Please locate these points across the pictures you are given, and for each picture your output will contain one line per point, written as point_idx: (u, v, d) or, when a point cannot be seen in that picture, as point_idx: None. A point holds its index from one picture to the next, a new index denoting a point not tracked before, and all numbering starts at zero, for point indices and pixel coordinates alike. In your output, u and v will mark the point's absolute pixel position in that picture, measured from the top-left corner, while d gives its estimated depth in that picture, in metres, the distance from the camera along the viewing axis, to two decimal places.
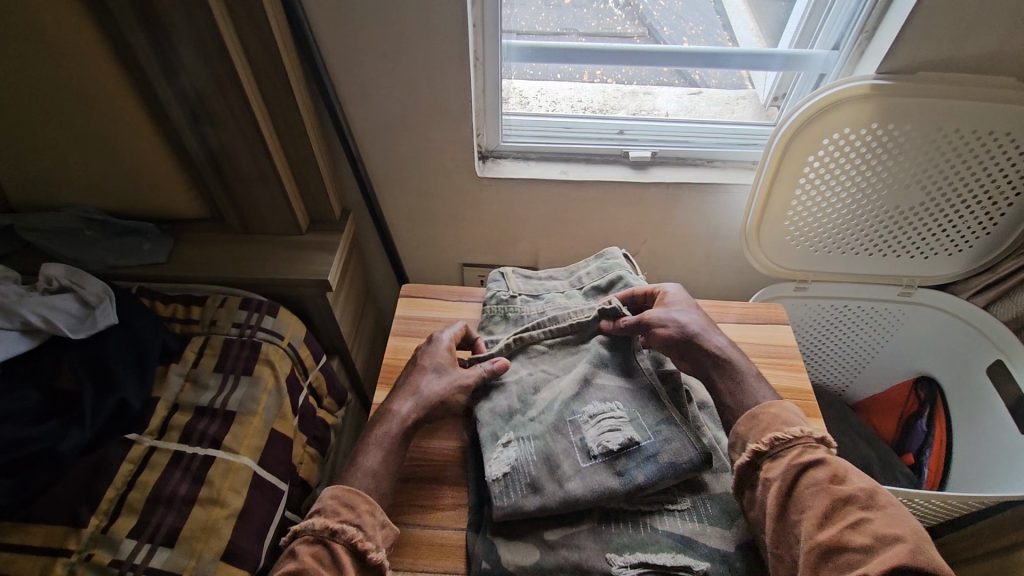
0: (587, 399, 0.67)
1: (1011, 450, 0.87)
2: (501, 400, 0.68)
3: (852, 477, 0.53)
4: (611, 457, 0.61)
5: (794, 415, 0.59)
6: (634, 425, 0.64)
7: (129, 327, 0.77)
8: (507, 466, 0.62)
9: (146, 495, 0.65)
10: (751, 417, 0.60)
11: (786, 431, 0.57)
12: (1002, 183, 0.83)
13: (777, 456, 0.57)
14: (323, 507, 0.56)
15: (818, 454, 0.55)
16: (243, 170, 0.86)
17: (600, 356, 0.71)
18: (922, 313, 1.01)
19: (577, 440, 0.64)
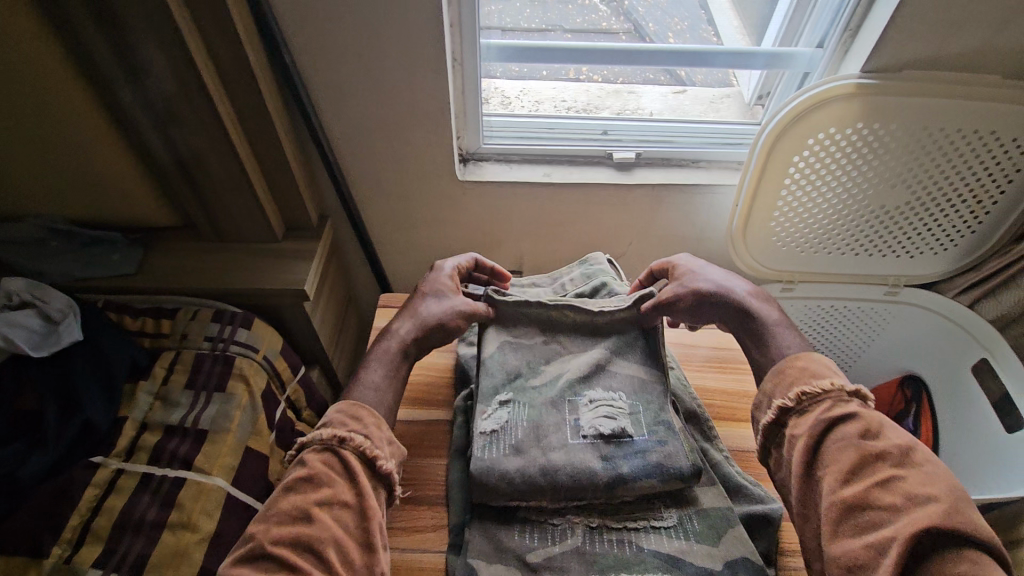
0: (595, 385, 0.65)
1: (999, 448, 0.88)
2: (507, 359, 0.68)
3: (885, 432, 0.53)
4: (602, 443, 0.60)
5: (825, 369, 0.58)
6: (632, 419, 0.63)
7: (95, 344, 0.74)
8: (496, 424, 0.62)
9: (113, 522, 0.62)
10: (779, 373, 0.60)
11: (814, 385, 0.57)
12: (988, 182, 0.83)
13: (804, 412, 0.57)
14: (330, 419, 0.57)
15: (850, 407, 0.55)
16: (214, 177, 0.82)
17: (620, 343, 0.69)
18: (911, 313, 1.00)
19: (572, 421, 0.62)
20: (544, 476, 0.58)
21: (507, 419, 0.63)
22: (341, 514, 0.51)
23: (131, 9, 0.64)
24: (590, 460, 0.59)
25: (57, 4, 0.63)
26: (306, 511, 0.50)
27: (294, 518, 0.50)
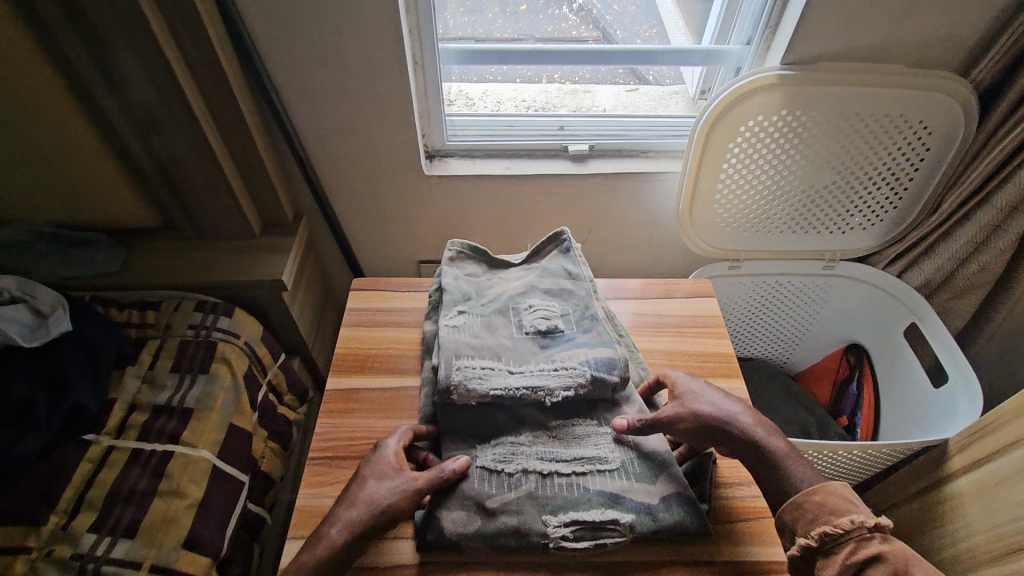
0: (532, 294, 0.76)
1: (927, 403, 0.95)
2: (461, 285, 0.77)
3: (913, 571, 0.47)
4: (540, 335, 0.71)
5: (842, 501, 0.52)
6: (564, 318, 0.73)
7: (83, 334, 0.78)
8: (456, 322, 0.72)
9: (105, 492, 0.67)
10: (796, 506, 0.54)
11: (836, 524, 0.51)
12: (903, 161, 0.92)
13: (828, 552, 0.51)
14: None
15: (874, 548, 0.49)
16: (193, 176, 0.88)
17: (551, 267, 0.80)
18: (845, 285, 1.09)
19: (516, 321, 0.73)
20: (498, 355, 0.68)
21: (463, 324, 0.72)
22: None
23: (111, 22, 0.70)
24: (534, 348, 0.70)
25: (43, 18, 0.69)
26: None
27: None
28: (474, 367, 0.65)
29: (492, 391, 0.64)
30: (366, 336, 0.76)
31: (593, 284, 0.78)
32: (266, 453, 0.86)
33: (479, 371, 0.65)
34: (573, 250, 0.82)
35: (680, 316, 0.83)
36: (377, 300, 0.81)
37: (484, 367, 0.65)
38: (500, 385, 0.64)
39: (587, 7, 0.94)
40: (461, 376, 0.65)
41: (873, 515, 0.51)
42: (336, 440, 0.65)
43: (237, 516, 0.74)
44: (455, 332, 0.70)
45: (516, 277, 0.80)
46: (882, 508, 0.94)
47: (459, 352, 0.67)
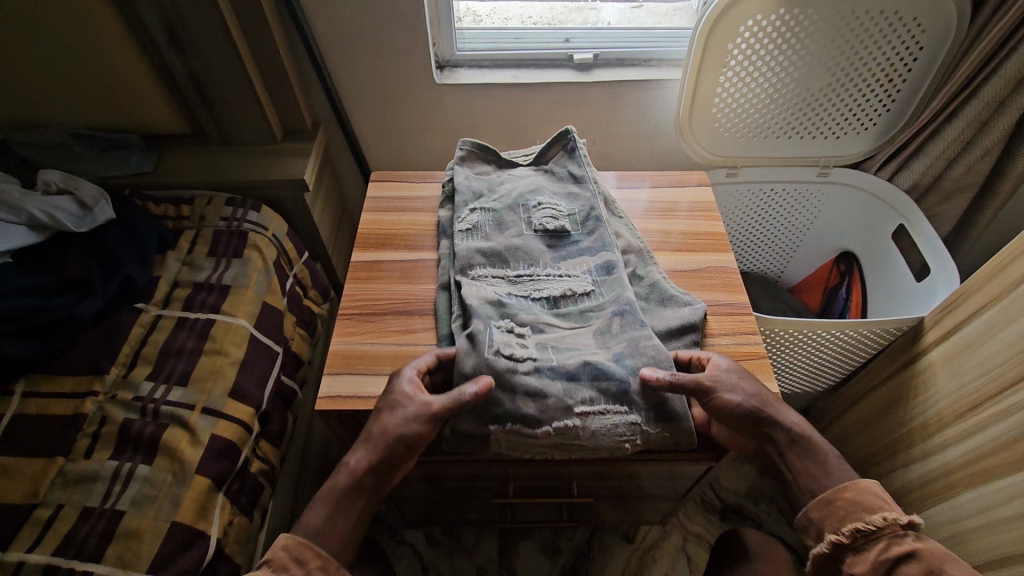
0: (542, 193, 0.80)
1: (912, 298, 1.02)
2: (472, 184, 0.82)
3: (944, 567, 0.50)
4: (548, 235, 0.77)
5: (877, 499, 0.55)
6: (571, 219, 0.78)
7: (126, 221, 0.86)
8: (470, 223, 0.77)
9: (157, 350, 0.75)
10: (826, 503, 0.56)
11: (868, 522, 0.53)
12: (896, 61, 0.95)
13: (860, 548, 0.54)
14: (272, 558, 0.51)
15: (907, 544, 0.52)
16: (218, 81, 0.92)
17: (553, 172, 0.84)
18: (840, 193, 1.13)
19: (526, 219, 0.78)
20: (507, 261, 0.74)
21: (478, 221, 0.78)
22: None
23: None
24: (541, 245, 0.76)
25: None
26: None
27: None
28: (487, 275, 0.72)
29: (508, 294, 0.70)
30: (387, 219, 0.82)
31: (598, 182, 0.82)
32: (296, 336, 0.93)
33: (491, 278, 0.72)
34: (581, 150, 0.84)
35: (682, 203, 0.87)
36: (395, 190, 0.87)
37: (494, 274, 0.72)
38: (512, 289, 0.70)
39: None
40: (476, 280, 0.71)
41: (904, 513, 0.54)
42: (363, 300, 0.73)
43: (274, 381, 0.82)
44: (470, 232, 0.76)
45: (523, 175, 0.84)
46: (863, 391, 1.02)
47: (472, 261, 0.73)
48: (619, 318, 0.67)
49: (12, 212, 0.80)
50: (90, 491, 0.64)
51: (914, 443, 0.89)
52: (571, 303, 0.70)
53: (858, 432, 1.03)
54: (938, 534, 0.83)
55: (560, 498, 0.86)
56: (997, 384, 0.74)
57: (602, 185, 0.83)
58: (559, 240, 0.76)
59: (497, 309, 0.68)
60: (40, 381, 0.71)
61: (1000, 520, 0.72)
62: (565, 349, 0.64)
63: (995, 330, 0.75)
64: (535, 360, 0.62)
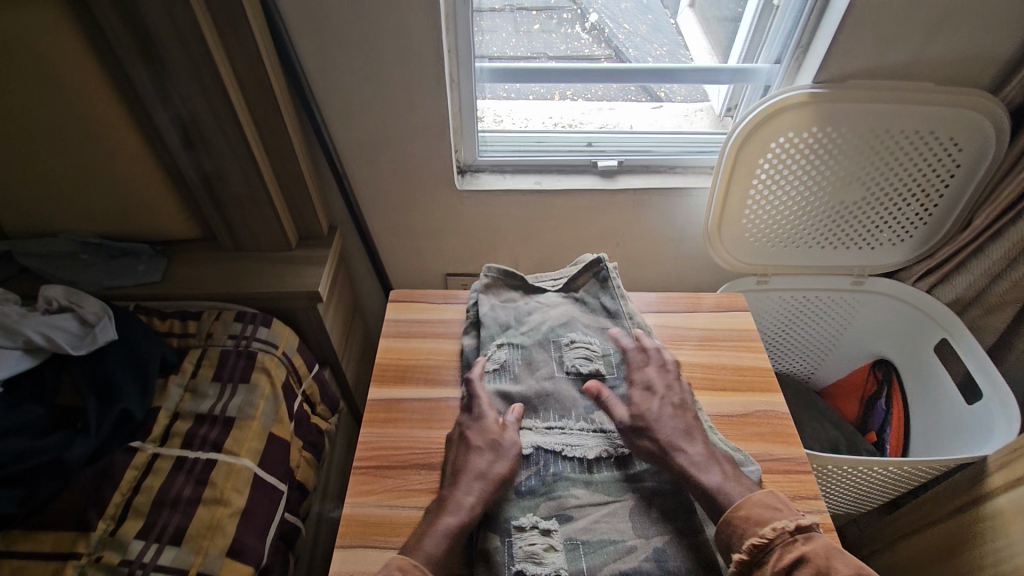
0: (574, 328, 0.76)
1: (958, 417, 0.95)
2: (499, 315, 0.78)
3: (833, 564, 0.48)
4: (580, 378, 0.72)
5: (767, 510, 0.54)
6: (605, 359, 0.73)
7: (129, 341, 0.80)
8: (497, 364, 0.72)
9: (151, 499, 0.68)
10: (728, 521, 0.55)
11: (760, 534, 0.52)
12: (933, 178, 0.92)
13: (760, 563, 0.52)
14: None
15: (798, 551, 0.50)
16: (235, 191, 0.90)
17: (584, 300, 0.80)
18: (876, 301, 1.09)
19: (557, 358, 0.73)
20: (535, 409, 0.69)
21: (506, 358, 0.73)
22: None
23: (172, 41, 0.72)
24: (573, 391, 0.71)
25: (107, 39, 0.72)
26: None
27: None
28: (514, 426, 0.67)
29: (537, 456, 0.65)
30: (408, 346, 0.77)
31: (633, 315, 0.78)
32: (302, 462, 0.86)
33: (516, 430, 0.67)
34: (614, 281, 0.80)
35: (717, 331, 0.82)
36: (416, 312, 0.82)
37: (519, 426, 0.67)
38: (539, 443, 0.65)
39: (599, 26, 0.96)
40: None
41: (793, 518, 0.52)
42: (380, 449, 0.66)
43: (277, 524, 0.75)
44: (497, 374, 0.71)
45: (554, 304, 0.80)
46: (917, 527, 0.93)
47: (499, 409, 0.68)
48: (657, 501, 0.61)
49: (9, 337, 0.74)
50: None
51: None
52: (605, 467, 0.64)
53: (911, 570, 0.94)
54: None
55: None
56: None
57: (638, 317, 0.78)
58: None
59: (524, 482, 0.62)
60: (18, 539, 0.65)
61: None
62: (599, 545, 0.58)
63: None
64: None
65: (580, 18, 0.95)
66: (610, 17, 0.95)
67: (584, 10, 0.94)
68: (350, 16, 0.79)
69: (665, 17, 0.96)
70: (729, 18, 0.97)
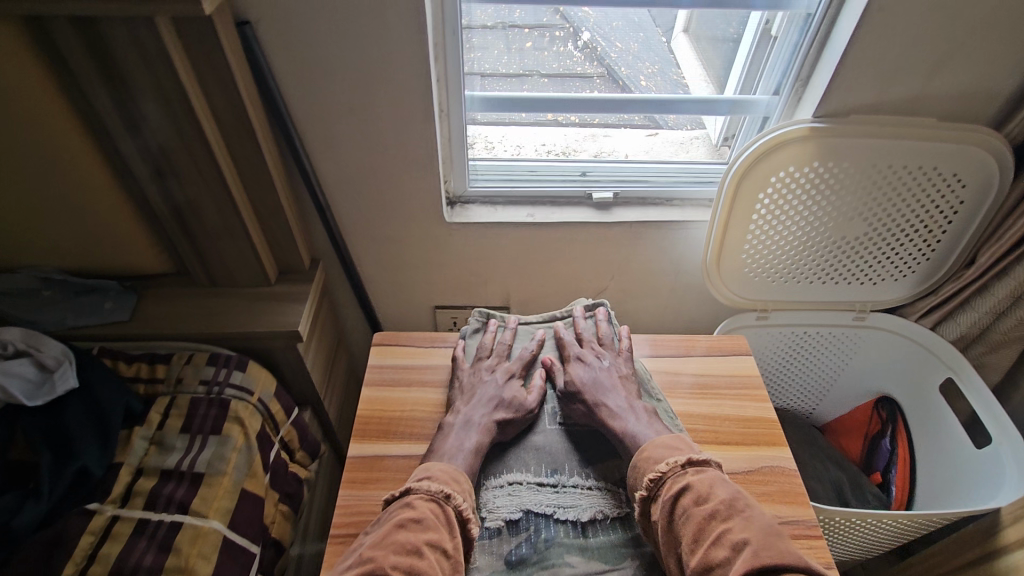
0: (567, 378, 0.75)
1: (963, 462, 0.92)
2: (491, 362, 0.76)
3: (714, 491, 0.55)
4: (574, 431, 0.70)
5: (664, 450, 0.61)
6: None
7: (90, 390, 0.74)
8: None
9: (108, 570, 0.62)
10: (634, 465, 0.62)
11: (655, 469, 0.59)
12: (936, 214, 0.90)
13: (656, 496, 0.58)
14: (433, 474, 0.59)
15: (687, 480, 0.57)
16: (210, 225, 0.85)
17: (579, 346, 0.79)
18: (877, 337, 1.06)
19: (551, 410, 0.72)
20: (527, 464, 0.67)
21: None
22: (443, 564, 0.52)
23: (136, 68, 0.68)
24: (567, 445, 0.69)
25: (69, 68, 0.67)
26: (419, 549, 0.51)
27: (408, 552, 0.50)
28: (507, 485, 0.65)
29: (529, 518, 0.62)
30: (391, 396, 0.73)
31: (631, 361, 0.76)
32: (277, 517, 0.80)
33: (508, 490, 0.64)
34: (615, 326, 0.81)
35: (718, 377, 0.78)
36: (400, 356, 0.78)
37: (511, 486, 0.64)
38: (530, 506, 0.63)
39: (592, 44, 0.91)
40: (491, 497, 0.64)
41: (685, 455, 0.59)
42: (359, 514, 0.61)
43: None
44: None
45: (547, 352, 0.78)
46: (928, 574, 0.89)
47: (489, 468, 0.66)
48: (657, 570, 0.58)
49: None
50: None
51: None
52: (600, 531, 0.62)
53: None
54: None
55: None
56: None
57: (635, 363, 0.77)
58: (586, 438, 0.70)
59: (515, 550, 0.59)
60: None
61: None
62: None
63: None
64: None
65: (572, 36, 0.90)
66: (602, 36, 0.90)
67: (578, 27, 0.89)
68: (332, 44, 0.75)
69: (658, 35, 0.91)
70: (731, 39, 0.93)
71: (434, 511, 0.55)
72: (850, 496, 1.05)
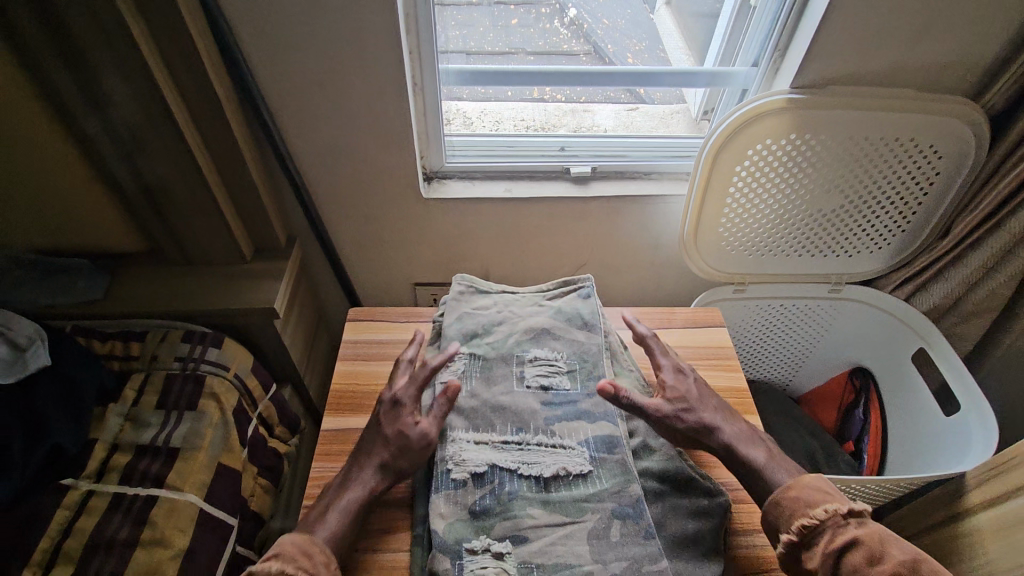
0: (540, 343, 0.71)
1: (931, 432, 0.94)
2: (465, 323, 0.73)
3: (888, 552, 0.50)
4: (542, 391, 0.67)
5: (819, 493, 0.55)
6: (570, 375, 0.69)
7: (63, 370, 0.74)
8: (455, 374, 0.68)
9: (84, 544, 0.63)
10: (776, 503, 0.57)
11: (812, 516, 0.53)
12: (911, 185, 0.90)
13: (810, 544, 0.53)
14: (280, 552, 0.50)
15: (851, 533, 0.51)
16: (183, 203, 0.84)
17: (563, 311, 0.74)
18: (853, 308, 1.07)
19: (517, 372, 0.69)
20: (491, 423, 0.64)
21: (464, 369, 0.69)
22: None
23: (95, 37, 0.66)
24: (534, 403, 0.66)
25: (26, 43, 0.65)
26: None
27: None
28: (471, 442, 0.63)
29: (492, 470, 0.60)
30: (366, 370, 0.73)
31: (608, 334, 0.73)
32: (256, 490, 0.81)
33: (472, 445, 0.62)
34: (593, 296, 0.76)
35: (690, 348, 0.80)
36: (375, 332, 0.78)
37: (475, 441, 0.62)
38: (494, 461, 0.60)
39: (577, 21, 0.91)
40: (453, 450, 0.62)
41: (846, 502, 0.54)
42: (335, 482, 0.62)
43: (226, 561, 0.70)
44: (453, 386, 0.67)
45: (525, 315, 0.75)
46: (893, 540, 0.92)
47: (453, 425, 0.64)
48: (618, 522, 0.56)
49: None
50: None
51: None
52: (563, 487, 0.59)
53: None
54: None
55: None
56: None
57: (612, 333, 0.75)
58: (555, 398, 0.67)
59: (478, 501, 0.58)
60: None
61: None
62: (553, 570, 0.53)
63: None
64: None
65: (558, 13, 0.91)
66: (588, 12, 0.90)
67: (563, 3, 0.90)
68: (301, 16, 0.73)
69: (643, 11, 0.91)
70: (709, 15, 0.93)
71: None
72: (824, 463, 1.07)
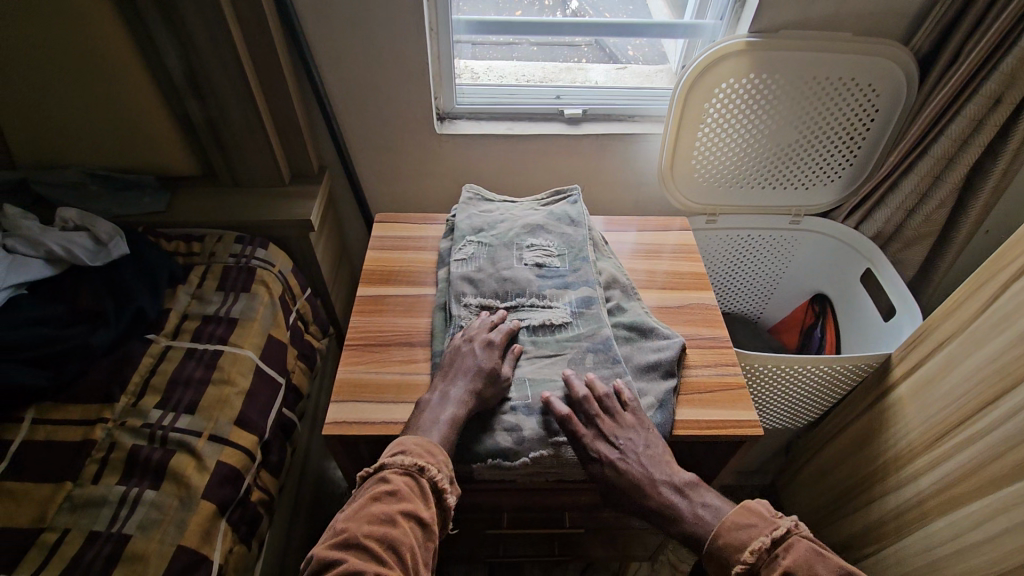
0: (535, 235, 0.86)
1: (876, 338, 1.10)
2: (473, 221, 0.89)
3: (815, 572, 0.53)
4: (536, 269, 0.82)
5: (744, 531, 0.57)
6: (560, 257, 0.84)
7: (140, 258, 0.88)
8: (466, 255, 0.83)
9: (166, 379, 0.78)
10: (711, 557, 0.58)
11: (743, 561, 0.55)
12: (855, 120, 1.05)
13: None
14: (407, 448, 0.58)
15: (780, 566, 0.54)
16: (235, 130, 0.99)
17: (554, 214, 0.90)
18: (810, 238, 1.22)
19: (517, 255, 0.83)
20: (495, 289, 0.79)
21: (473, 253, 0.84)
22: (417, 534, 0.54)
23: None
24: (530, 277, 0.81)
25: None
26: (392, 519, 0.53)
27: (380, 521, 0.52)
28: (477, 302, 0.78)
29: None
30: (392, 255, 0.88)
31: (591, 229, 0.88)
32: (297, 369, 0.96)
33: (479, 305, 0.78)
34: (579, 201, 0.92)
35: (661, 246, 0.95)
36: (397, 231, 0.93)
37: (481, 302, 0.78)
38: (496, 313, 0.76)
39: (579, 12, 1.12)
40: (464, 307, 0.77)
41: (769, 531, 0.56)
42: (369, 329, 0.77)
43: (276, 410, 0.85)
44: (463, 264, 0.82)
45: (522, 216, 0.90)
46: (835, 426, 1.07)
47: (464, 291, 0.79)
48: (591, 353, 0.73)
49: (31, 247, 0.82)
50: (96, 516, 0.66)
51: (888, 473, 0.92)
52: (550, 332, 0.76)
53: (833, 464, 1.08)
54: (913, 564, 0.84)
55: (553, 529, 0.89)
56: (963, 412, 0.78)
57: (595, 231, 0.90)
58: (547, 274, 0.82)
59: None
60: (51, 408, 0.74)
61: (965, 548, 0.74)
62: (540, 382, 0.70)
63: (954, 363, 0.80)
64: (512, 402, 0.68)
65: (562, 6, 1.12)
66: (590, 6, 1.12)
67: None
68: None
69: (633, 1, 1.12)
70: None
71: (408, 485, 0.56)
72: None
